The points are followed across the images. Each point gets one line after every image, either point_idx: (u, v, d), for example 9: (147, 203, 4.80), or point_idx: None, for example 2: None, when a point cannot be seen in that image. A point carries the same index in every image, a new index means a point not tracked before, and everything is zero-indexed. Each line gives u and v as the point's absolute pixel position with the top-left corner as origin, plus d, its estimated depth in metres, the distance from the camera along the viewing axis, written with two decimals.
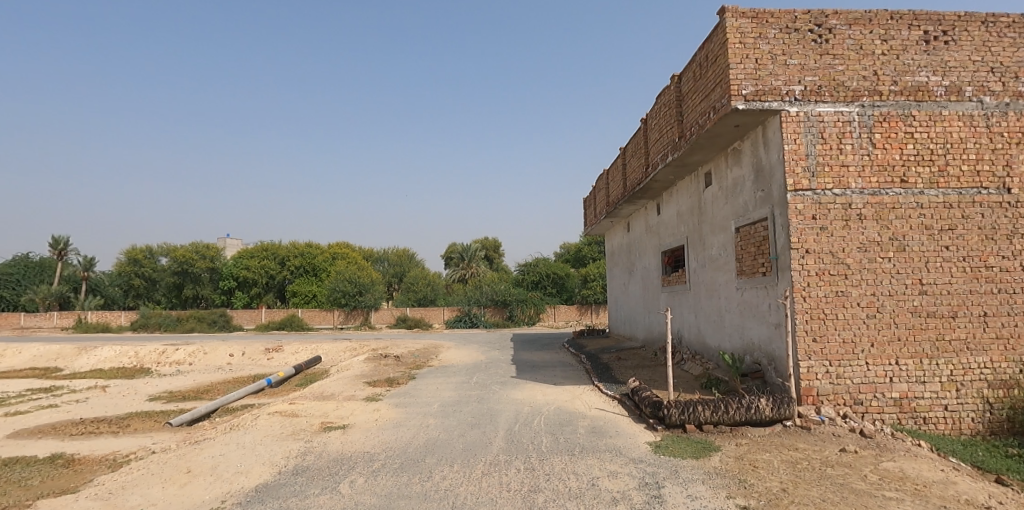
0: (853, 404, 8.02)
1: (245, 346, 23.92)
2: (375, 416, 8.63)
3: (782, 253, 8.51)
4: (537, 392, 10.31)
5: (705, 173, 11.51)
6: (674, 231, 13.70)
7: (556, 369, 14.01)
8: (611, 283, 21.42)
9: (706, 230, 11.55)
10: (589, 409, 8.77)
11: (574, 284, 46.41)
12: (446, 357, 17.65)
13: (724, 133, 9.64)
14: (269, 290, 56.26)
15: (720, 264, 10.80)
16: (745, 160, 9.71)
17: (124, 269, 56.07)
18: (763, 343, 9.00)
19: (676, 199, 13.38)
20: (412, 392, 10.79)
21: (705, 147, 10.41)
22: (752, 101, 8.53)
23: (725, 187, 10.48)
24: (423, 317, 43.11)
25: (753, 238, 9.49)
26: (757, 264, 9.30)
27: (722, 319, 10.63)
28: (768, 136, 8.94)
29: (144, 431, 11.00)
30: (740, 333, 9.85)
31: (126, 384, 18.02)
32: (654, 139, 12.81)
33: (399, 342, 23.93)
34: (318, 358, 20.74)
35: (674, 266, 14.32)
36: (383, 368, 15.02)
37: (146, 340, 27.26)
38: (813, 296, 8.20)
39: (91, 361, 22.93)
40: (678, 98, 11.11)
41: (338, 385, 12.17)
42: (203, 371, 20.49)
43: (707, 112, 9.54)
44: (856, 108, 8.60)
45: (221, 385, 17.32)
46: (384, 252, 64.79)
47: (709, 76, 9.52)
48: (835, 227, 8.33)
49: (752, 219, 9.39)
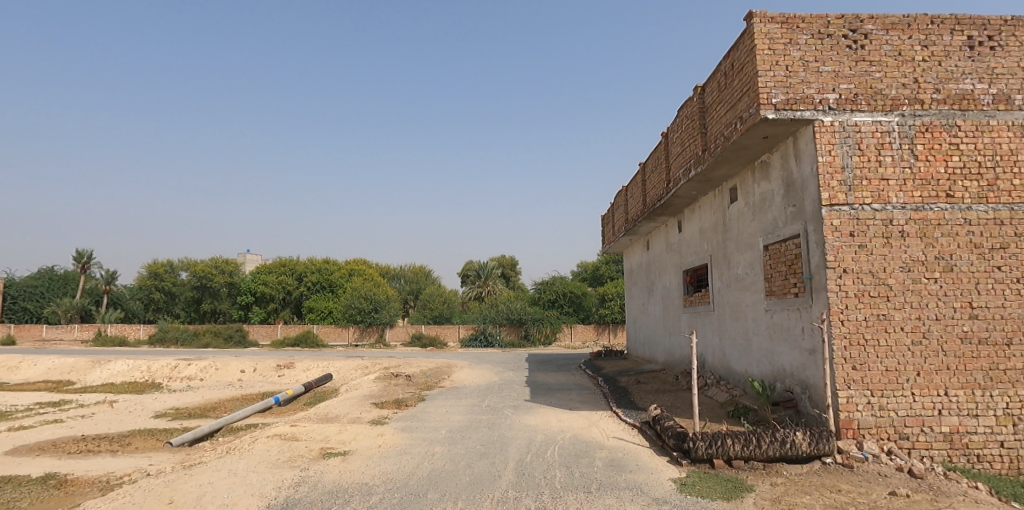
0: (898, 439, 7.30)
1: (257, 361, 23.68)
2: (378, 442, 8.13)
3: (817, 273, 7.89)
4: (552, 418, 9.71)
5: (729, 188, 10.96)
6: (696, 249, 13.10)
7: (572, 392, 13.39)
8: (629, 302, 20.77)
9: (731, 248, 10.95)
10: (607, 439, 8.16)
11: (591, 303, 45.67)
12: (458, 377, 17.10)
13: (752, 145, 9.11)
14: (286, 306, 56.52)
15: (747, 283, 10.17)
16: (773, 173, 9.15)
17: (145, 282, 56.79)
18: (796, 369, 8.35)
19: (699, 216, 12.81)
20: (420, 415, 10.27)
21: (731, 160, 9.88)
22: (783, 110, 7.99)
23: (752, 202, 9.91)
24: (438, 334, 42.70)
25: (783, 257, 8.88)
26: (788, 284, 8.67)
27: (749, 343, 9.98)
28: (799, 147, 8.39)
29: (143, 451, 10.64)
30: (769, 358, 9.18)
31: (135, 399, 17.81)
32: (676, 153, 12.31)
33: (412, 360, 23.43)
34: (329, 376, 20.34)
35: (696, 285, 13.69)
36: (392, 388, 14.54)
37: (159, 354, 27.18)
38: (852, 320, 7.55)
39: (104, 375, 22.86)
40: (702, 110, 10.63)
41: (345, 406, 11.71)
42: (213, 387, 20.22)
43: (733, 122, 9.03)
44: (896, 117, 8.02)
45: (230, 402, 17.00)
46: (401, 268, 64.85)
47: (735, 85, 9.03)
48: (875, 245, 7.70)
49: (782, 236, 8.79)
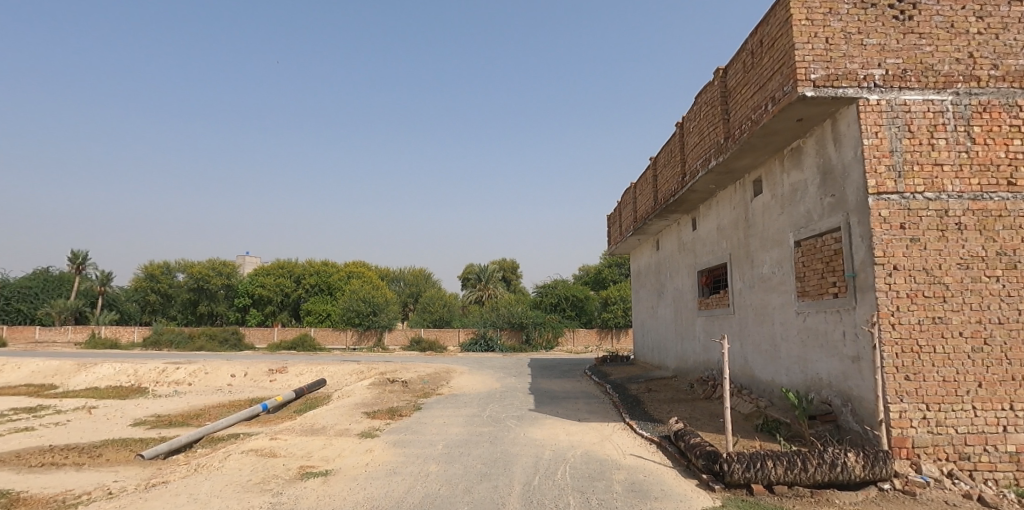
0: (959, 460, 6.38)
1: (249, 366, 22.74)
2: (366, 459, 7.20)
3: (862, 270, 6.97)
4: (560, 431, 8.79)
5: (753, 180, 10.07)
6: (713, 248, 12.21)
7: (579, 400, 12.47)
8: (637, 306, 19.86)
9: (755, 245, 10.05)
10: (624, 457, 7.23)
11: (594, 307, 44.54)
12: (457, 383, 16.18)
13: (783, 130, 8.21)
14: (284, 308, 55.60)
15: (774, 283, 9.27)
16: (806, 161, 8.26)
17: (141, 284, 55.79)
18: (835, 379, 7.44)
19: (717, 212, 11.92)
20: (415, 427, 9.33)
21: (757, 148, 8.99)
22: (823, 87, 7.10)
23: (781, 194, 9.01)
24: (438, 338, 41.66)
25: (819, 253, 7.97)
26: (825, 283, 7.76)
27: (777, 349, 9.06)
28: (838, 130, 7.49)
29: (112, 465, 9.71)
30: (803, 366, 8.27)
31: (117, 405, 16.89)
32: (692, 144, 11.43)
33: (410, 365, 22.54)
34: (322, 381, 19.41)
35: (713, 287, 12.79)
36: (387, 395, 13.61)
37: (147, 357, 26.22)
38: (905, 324, 6.63)
39: (89, 379, 21.96)
40: (724, 94, 9.76)
41: (333, 416, 10.78)
42: (201, 393, 19.30)
43: (763, 104, 8.16)
44: (949, 96, 7.12)
45: (215, 409, 16.08)
46: (401, 271, 63.94)
47: (766, 63, 8.15)
48: (929, 239, 6.81)
49: (818, 229, 7.89)
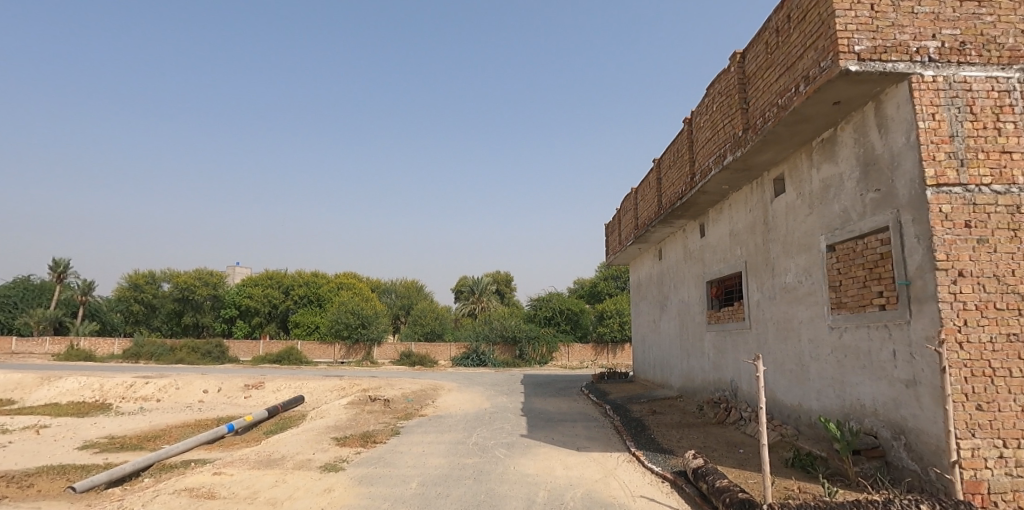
0: None
1: (223, 380, 21.35)
2: (320, 503, 5.95)
3: (918, 278, 5.82)
4: (556, 464, 7.55)
5: (774, 178, 8.98)
6: (724, 256, 11.09)
7: (577, 423, 11.23)
8: (636, 319, 18.73)
9: (776, 251, 8.92)
10: (634, 501, 6.00)
11: (589, 320, 43.28)
12: (443, 403, 14.87)
13: (815, 117, 7.12)
14: (271, 320, 54.07)
15: (801, 294, 8.14)
16: (841, 153, 7.18)
17: (124, 294, 54.12)
18: (885, 408, 6.29)
19: (729, 216, 10.84)
20: (388, 458, 8.05)
21: (782, 139, 7.91)
22: (869, 61, 6.02)
23: (810, 192, 7.91)
24: (428, 353, 40.24)
25: (858, 258, 6.85)
26: (868, 294, 6.62)
27: (805, 369, 7.91)
28: (884, 115, 6.41)
29: (36, 500, 8.37)
30: (840, 390, 7.11)
31: (71, 423, 15.46)
32: (704, 140, 10.35)
33: (394, 381, 21.22)
34: (299, 398, 18.06)
35: (723, 298, 11.65)
36: (364, 416, 12.32)
37: (117, 370, 24.71)
38: (974, 342, 5.47)
39: (51, 394, 20.50)
40: (742, 81, 8.71)
41: (297, 442, 9.49)
42: (168, 410, 17.90)
43: (792, 87, 7.08)
44: (1016, 73, 6.04)
45: (178, 429, 14.69)
46: (392, 283, 62.74)
47: (796, 39, 7.09)
48: (999, 240, 5.70)
49: (859, 230, 6.76)
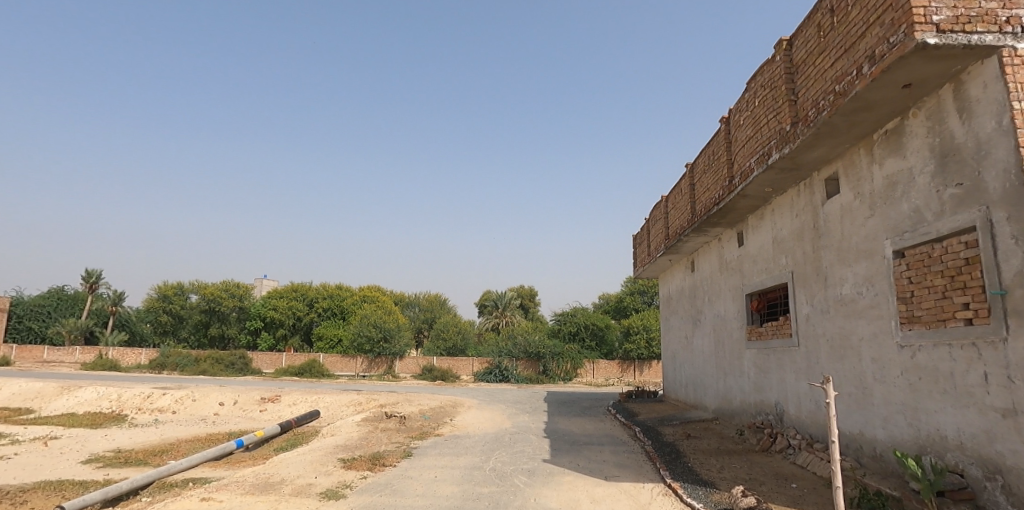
0: None
1: (240, 393, 20.94)
2: None
3: (1019, 285, 4.85)
4: (582, 497, 6.69)
5: (826, 177, 8.07)
6: (767, 266, 10.14)
7: (604, 448, 10.31)
8: (666, 335, 17.71)
9: (830, 259, 7.98)
10: None
11: (615, 337, 42.11)
12: (461, 421, 14.06)
13: (880, 103, 6.24)
14: (296, 332, 54.14)
15: (861, 307, 7.17)
16: (910, 145, 6.28)
17: (154, 304, 54.91)
18: (974, 442, 5.31)
19: (772, 221, 9.91)
20: (394, 485, 7.29)
21: (838, 131, 7.02)
22: (950, 32, 5.14)
23: (871, 191, 6.99)
24: (450, 368, 39.52)
25: (935, 265, 5.89)
26: (948, 306, 5.66)
27: (868, 393, 6.93)
28: (965, 98, 5.51)
29: None
30: (913, 419, 6.13)
31: (82, 435, 15.11)
32: (744, 139, 9.50)
33: (412, 396, 20.52)
34: (314, 414, 17.48)
35: (766, 312, 10.66)
36: (377, 435, 11.62)
37: (136, 381, 24.54)
38: None
39: (70, 404, 20.38)
40: (789, 71, 7.88)
41: (301, 464, 8.81)
42: (181, 423, 17.49)
43: (853, 70, 6.21)
44: None
45: (187, 443, 14.19)
46: (415, 297, 62.50)
47: (856, 16, 6.25)
48: None
49: (935, 232, 5.83)
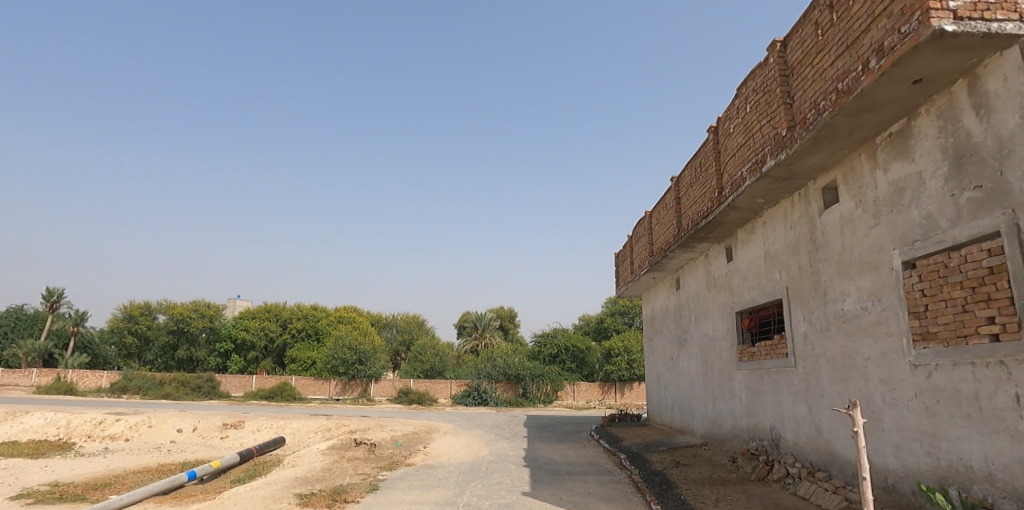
0: None
1: (200, 419, 19.65)
2: None
3: None
4: None
5: (824, 186, 7.61)
6: (759, 281, 9.62)
7: (589, 478, 9.55)
8: (650, 356, 17.09)
9: (829, 272, 7.46)
10: None
11: (595, 359, 41.41)
12: (435, 449, 13.15)
13: (887, 102, 5.79)
14: (268, 354, 52.29)
15: (867, 323, 6.63)
16: (919, 148, 5.83)
17: (118, 325, 52.61)
18: (1006, 473, 4.74)
19: (764, 234, 9.42)
20: None
21: (840, 134, 6.56)
22: (969, 18, 4.70)
23: (875, 198, 6.51)
24: (427, 391, 38.30)
25: (952, 276, 5.37)
26: (971, 322, 5.13)
27: (878, 417, 6.34)
28: (983, 94, 5.07)
29: None
30: (932, 447, 5.54)
31: (18, 467, 13.77)
32: (734, 148, 9.05)
33: (385, 422, 19.46)
34: (279, 441, 16.36)
35: (757, 331, 10.12)
36: (342, 465, 10.68)
37: (89, 406, 22.98)
38: None
39: (14, 431, 18.86)
40: (784, 73, 7.46)
41: (252, 501, 7.87)
42: (133, 452, 16.20)
43: (858, 66, 5.76)
44: None
45: (136, 474, 13.00)
46: (393, 318, 61.20)
47: (859, 8, 5.82)
48: None
49: (952, 240, 5.33)
